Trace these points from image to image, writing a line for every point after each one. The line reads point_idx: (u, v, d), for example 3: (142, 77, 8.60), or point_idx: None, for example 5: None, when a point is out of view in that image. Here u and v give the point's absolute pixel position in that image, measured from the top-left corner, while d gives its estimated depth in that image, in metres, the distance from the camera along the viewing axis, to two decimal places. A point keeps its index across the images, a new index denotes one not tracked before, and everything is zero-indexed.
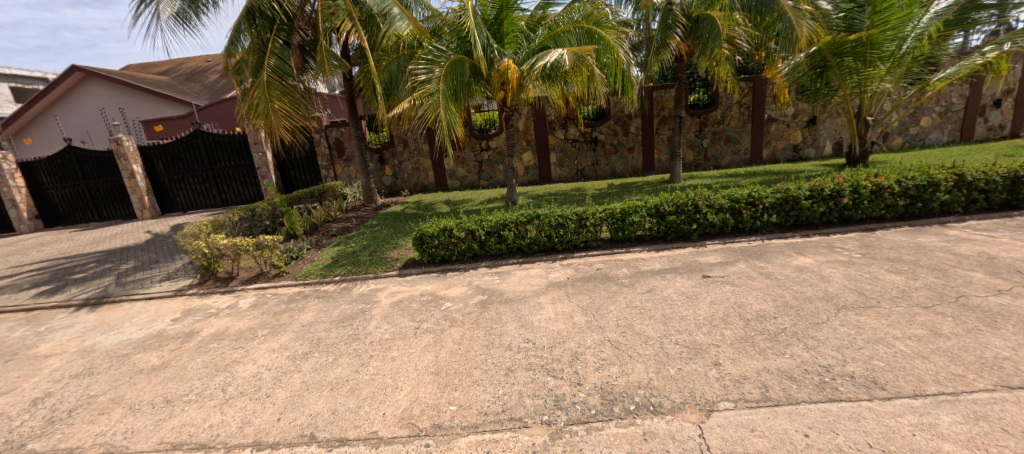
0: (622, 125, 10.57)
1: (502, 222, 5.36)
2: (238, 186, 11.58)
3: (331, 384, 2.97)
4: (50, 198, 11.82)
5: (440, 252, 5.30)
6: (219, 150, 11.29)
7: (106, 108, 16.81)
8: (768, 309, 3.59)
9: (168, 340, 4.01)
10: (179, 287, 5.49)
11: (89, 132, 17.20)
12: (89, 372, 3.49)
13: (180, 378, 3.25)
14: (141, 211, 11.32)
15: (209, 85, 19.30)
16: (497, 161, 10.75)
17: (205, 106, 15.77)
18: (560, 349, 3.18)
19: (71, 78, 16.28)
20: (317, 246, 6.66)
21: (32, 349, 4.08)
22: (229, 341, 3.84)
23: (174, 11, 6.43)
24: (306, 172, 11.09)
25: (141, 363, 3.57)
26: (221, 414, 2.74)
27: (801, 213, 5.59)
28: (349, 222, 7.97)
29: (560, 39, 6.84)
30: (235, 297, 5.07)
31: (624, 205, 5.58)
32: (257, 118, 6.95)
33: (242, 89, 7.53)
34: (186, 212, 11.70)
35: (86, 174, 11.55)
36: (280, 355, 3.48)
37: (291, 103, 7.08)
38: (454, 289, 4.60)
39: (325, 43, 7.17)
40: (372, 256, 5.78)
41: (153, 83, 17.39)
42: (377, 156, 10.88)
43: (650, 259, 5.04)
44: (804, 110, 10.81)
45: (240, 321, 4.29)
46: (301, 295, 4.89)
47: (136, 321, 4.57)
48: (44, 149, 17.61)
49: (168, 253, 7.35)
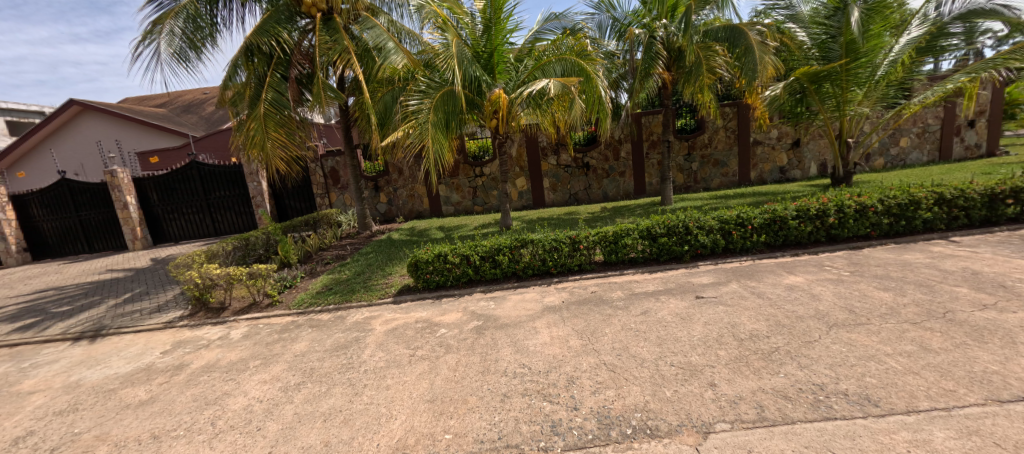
0: (612, 149, 10.84)
1: (496, 247, 5.40)
2: (233, 215, 11.57)
3: (325, 415, 2.92)
4: (41, 230, 11.73)
5: (435, 277, 5.30)
6: (214, 180, 11.33)
7: (102, 141, 16.95)
8: (761, 328, 3.62)
9: (157, 373, 3.93)
10: (169, 319, 5.39)
11: (83, 165, 17.24)
12: (74, 408, 3.39)
13: (168, 412, 3.17)
14: (132, 242, 11.20)
15: (206, 116, 19.67)
16: (492, 186, 10.92)
17: (202, 137, 16.00)
18: (556, 373, 3.17)
19: (68, 112, 16.49)
20: (311, 274, 6.62)
21: (14, 386, 3.97)
22: (220, 373, 3.78)
23: (173, 49, 6.64)
24: (301, 200, 11.14)
25: (129, 397, 3.49)
26: (210, 450, 2.67)
27: (790, 233, 5.71)
28: (344, 249, 7.96)
29: (547, 68, 7.06)
30: (227, 328, 4.99)
31: (617, 228, 5.66)
32: (253, 149, 7.05)
33: (237, 120, 7.68)
34: (179, 242, 11.62)
35: (78, 206, 11.50)
36: (272, 386, 3.42)
37: (286, 134, 7.20)
38: (450, 315, 4.57)
39: (322, 76, 7.37)
40: (366, 283, 5.77)
41: (149, 115, 17.59)
42: (372, 184, 10.99)
43: (644, 281, 5.07)
44: (787, 133, 11.20)
45: (232, 352, 4.23)
46: (294, 325, 4.82)
47: (124, 355, 4.47)
48: (36, 182, 17.54)
49: (159, 285, 7.24)
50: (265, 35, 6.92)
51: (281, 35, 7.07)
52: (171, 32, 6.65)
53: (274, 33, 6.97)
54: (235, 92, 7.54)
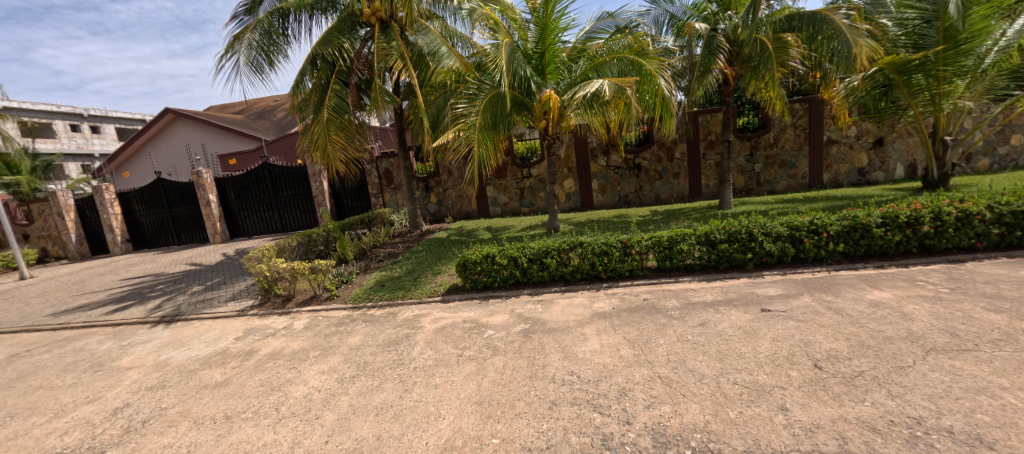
0: (666, 150, 10.37)
1: (544, 249, 5.33)
2: (297, 213, 12.45)
3: (377, 408, 3.01)
4: (141, 223, 13.35)
5: (482, 278, 5.33)
6: (282, 180, 12.26)
7: (190, 144, 18.99)
8: (841, 348, 3.24)
9: (231, 357, 4.28)
10: (242, 308, 5.87)
11: (175, 166, 19.43)
12: (162, 385, 3.78)
13: (239, 395, 3.43)
14: (213, 235, 12.43)
15: (276, 122, 21.42)
16: (539, 188, 10.85)
17: (273, 141, 17.42)
18: (606, 383, 3.04)
19: (164, 120, 18.65)
20: (365, 270, 6.93)
21: (116, 361, 4.50)
22: (284, 361, 4.03)
23: (248, 60, 7.26)
24: (357, 200, 11.74)
25: (207, 378, 3.83)
26: (275, 434, 2.85)
27: (873, 242, 5.10)
28: (396, 247, 8.28)
29: (603, 68, 6.89)
30: (290, 318, 5.35)
31: (672, 233, 5.36)
32: (316, 151, 7.53)
33: (303, 125, 8.24)
34: (252, 236, 12.72)
35: (170, 202, 12.95)
36: (329, 377, 3.60)
37: (346, 137, 7.62)
38: (496, 317, 4.57)
39: (379, 82, 7.70)
40: (417, 281, 5.93)
41: (229, 121, 19.45)
42: (423, 184, 11.34)
43: (702, 290, 4.76)
44: (868, 131, 10.09)
45: (294, 342, 4.51)
46: (350, 319, 5.06)
47: (204, 339, 4.93)
48: (137, 181, 20.01)
49: (234, 275, 7.94)
50: (329, 45, 7.37)
51: (343, 45, 7.50)
52: (248, 45, 7.29)
53: (336, 44, 7.41)
54: (302, 99, 8.10)
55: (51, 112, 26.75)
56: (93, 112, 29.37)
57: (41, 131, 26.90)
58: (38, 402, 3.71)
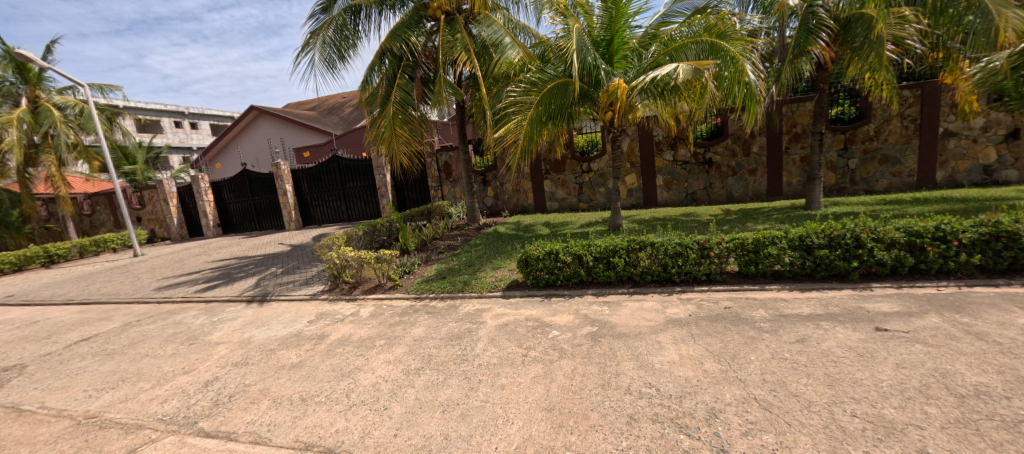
0: (742, 144, 9.48)
1: (611, 248, 5.02)
2: (362, 204, 13.04)
3: (443, 405, 2.94)
4: (229, 210, 14.77)
5: (544, 275, 5.16)
6: (349, 172, 12.91)
7: (271, 139, 20.71)
8: (993, 384, 2.64)
9: (305, 340, 4.48)
10: (314, 292, 6.19)
11: (258, 158, 21.31)
12: (245, 362, 4.02)
13: (313, 378, 3.55)
14: (289, 223, 13.43)
15: (344, 118, 22.77)
16: (600, 183, 10.44)
17: (342, 135, 18.50)
18: (692, 401, 2.71)
19: (249, 116, 20.49)
20: (426, 262, 7.01)
21: (208, 336, 4.91)
22: (353, 347, 4.14)
23: (323, 56, 7.59)
24: (418, 192, 12.03)
25: (284, 359, 4.01)
26: (346, 421, 2.87)
27: (1021, 254, 4.20)
28: (455, 240, 8.34)
29: (678, 53, 6.39)
30: (357, 305, 5.53)
31: (758, 235, 4.81)
32: (381, 144, 7.76)
33: (371, 118, 8.52)
34: (322, 225, 13.56)
35: (253, 191, 14.19)
36: (395, 367, 3.61)
37: (410, 130, 7.76)
38: (561, 317, 4.36)
39: (443, 74, 7.73)
40: (477, 275, 5.87)
41: (303, 117, 20.94)
42: (481, 178, 11.37)
43: (795, 301, 4.19)
44: (1000, 121, 8.50)
45: (362, 329, 4.62)
46: (412, 309, 5.12)
47: (281, 320, 5.23)
48: (227, 172, 22.23)
49: (307, 261, 8.46)
50: (397, 40, 7.53)
51: (410, 39, 7.62)
52: (323, 42, 7.63)
53: (404, 38, 7.53)
54: (370, 93, 8.36)
55: (160, 111, 30.58)
56: (193, 110, 33.04)
57: (153, 129, 30.97)
58: (145, 368, 4.12)
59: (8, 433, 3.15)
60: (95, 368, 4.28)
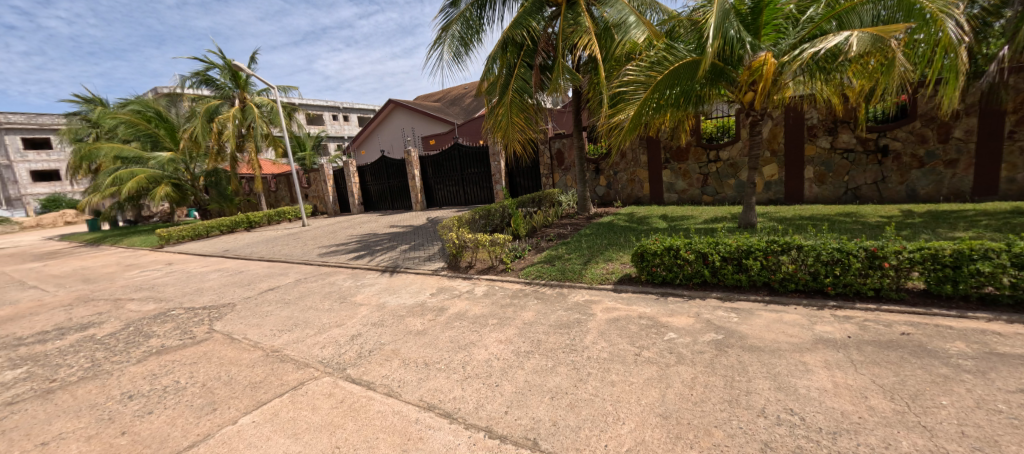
0: (938, 127, 7.37)
1: (744, 249, 4.43)
2: (478, 189, 13.89)
3: (552, 392, 2.97)
4: (370, 191, 17.19)
5: (661, 272, 4.83)
6: (468, 159, 13.84)
7: (404, 128, 23.34)
8: None
9: (428, 310, 4.99)
10: (435, 268, 6.83)
11: (393, 146, 24.27)
12: (382, 323, 4.66)
13: (435, 346, 3.92)
14: (416, 204, 15.06)
15: (465, 108, 24.43)
16: (729, 174, 9.26)
17: (463, 124, 19.87)
18: (849, 441, 2.23)
19: (388, 109, 23.33)
20: (536, 248, 7.15)
21: (354, 297, 5.82)
22: (468, 323, 4.45)
23: (452, 50, 8.16)
24: (529, 179, 12.30)
25: (411, 325, 4.53)
26: (462, 390, 3.11)
27: None
28: (564, 228, 8.33)
29: (850, 15, 5.22)
30: (472, 284, 5.94)
31: (962, 246, 3.70)
32: (498, 132, 8.08)
33: (490, 107, 8.89)
34: (443, 207, 14.88)
35: (389, 175, 16.26)
36: (507, 347, 3.77)
37: (525, 118, 7.91)
38: (678, 318, 4.02)
39: (562, 60, 7.62)
40: (587, 265, 5.77)
41: (431, 109, 23.02)
42: (594, 166, 11.09)
43: (1019, 338, 3.12)
44: None
45: (476, 306, 4.95)
46: (523, 293, 5.30)
47: (409, 290, 5.93)
48: (370, 157, 25.90)
49: (429, 240, 9.38)
50: (519, 27, 7.57)
51: (531, 25, 7.62)
52: (452, 36, 8.19)
53: (525, 25, 7.58)
54: (491, 82, 8.69)
55: (324, 107, 36.96)
56: (347, 105, 38.96)
57: (318, 122, 37.65)
58: (310, 318, 5.08)
59: (225, 354, 4.22)
60: (278, 312, 5.43)
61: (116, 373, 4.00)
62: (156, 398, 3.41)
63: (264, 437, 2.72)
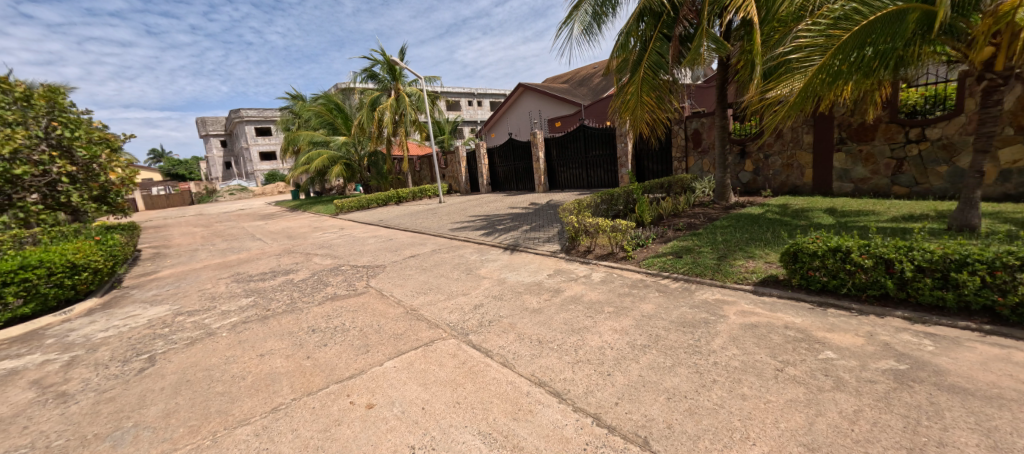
0: None
1: (956, 259, 3.34)
2: (601, 172, 13.51)
3: (668, 392, 2.77)
4: (497, 172, 18.29)
5: (821, 277, 4.02)
6: (593, 141, 13.51)
7: (531, 111, 23.97)
8: None
9: (544, 290, 5.13)
10: (553, 250, 6.95)
11: (520, 128, 25.21)
12: (501, 297, 4.98)
13: (549, 326, 4.03)
14: (538, 186, 15.47)
15: (593, 88, 23.78)
16: (939, 159, 7.05)
17: (590, 105, 19.39)
18: None
19: (517, 93, 24.19)
20: (662, 237, 6.66)
21: (479, 270, 6.33)
22: (583, 307, 4.44)
23: (582, 25, 7.91)
24: (658, 163, 11.41)
25: (528, 302, 4.73)
26: (573, 373, 3.13)
27: None
28: (696, 218, 7.54)
29: None
30: (590, 269, 5.87)
31: None
32: (625, 113, 7.64)
33: (619, 86, 8.42)
34: (564, 190, 14.95)
35: (515, 157, 16.99)
36: (621, 337, 3.64)
37: (657, 97, 7.28)
38: (841, 336, 3.29)
39: (707, 28, 6.70)
40: (722, 261, 5.14)
41: (558, 91, 23.08)
42: (740, 148, 9.68)
43: None
44: None
45: (592, 292, 4.89)
46: (642, 283, 5.03)
47: (528, 268, 6.18)
48: (498, 140, 27.44)
49: (549, 222, 9.56)
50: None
51: None
52: (584, 11, 7.92)
53: None
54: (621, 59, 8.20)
55: (460, 93, 40.25)
56: (480, 91, 41.68)
57: (455, 108, 41.27)
58: (442, 284, 5.72)
59: (377, 306, 5.07)
60: (417, 276, 6.26)
61: (305, 310, 5.19)
62: (329, 334, 4.32)
63: (402, 381, 3.21)
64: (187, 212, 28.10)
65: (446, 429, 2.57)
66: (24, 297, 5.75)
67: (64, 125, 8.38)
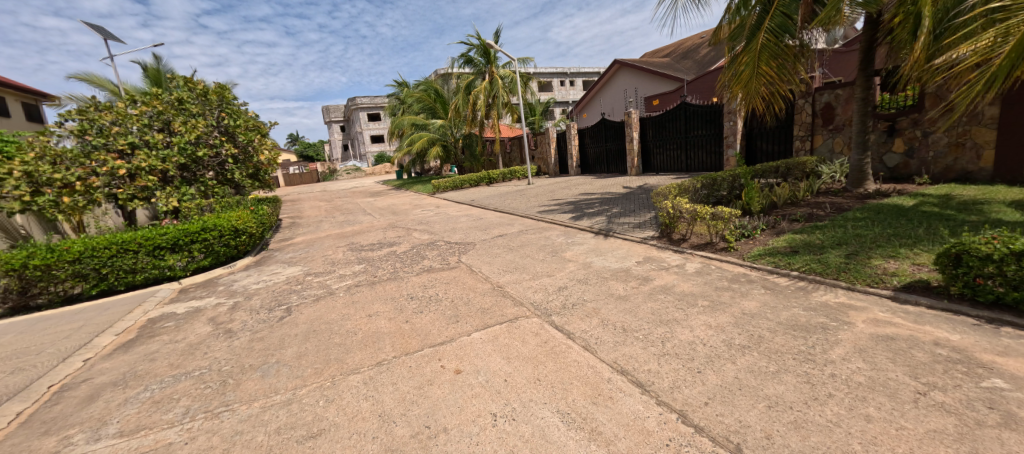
0: None
1: None
2: (703, 154, 12.35)
3: (769, 400, 2.50)
4: (587, 153, 17.89)
5: (995, 288, 3.20)
6: (696, 120, 12.36)
7: (627, 89, 22.71)
8: None
9: (632, 277, 4.95)
10: (644, 236, 6.63)
11: (614, 108, 24.14)
12: (586, 281, 4.94)
13: (635, 314, 3.89)
14: (631, 168, 14.78)
15: (700, 60, 21.54)
16: None
17: (694, 80, 17.65)
18: None
19: (612, 70, 23.05)
20: (773, 229, 5.91)
21: (564, 253, 6.34)
22: (674, 298, 4.19)
23: None
24: (774, 143, 10.01)
25: (614, 289, 4.61)
26: (658, 365, 3.00)
27: None
28: (820, 208, 6.50)
29: None
30: (684, 258, 5.48)
31: None
32: (737, 87, 6.78)
33: (731, 56, 7.48)
34: (659, 173, 14.03)
35: (607, 138, 16.36)
36: (716, 334, 3.36)
37: (779, 66, 6.30)
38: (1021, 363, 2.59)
39: None
40: (851, 259, 4.39)
41: (658, 65, 21.42)
42: (888, 125, 7.97)
43: None
44: None
45: (685, 283, 4.58)
46: (746, 278, 4.55)
47: (615, 253, 6.00)
48: (590, 120, 26.69)
49: (641, 207, 9.09)
50: None
51: None
52: None
53: None
54: (736, 25, 7.24)
55: (553, 73, 39.79)
56: (573, 70, 40.63)
57: (547, 89, 40.95)
58: (528, 264, 5.87)
59: (467, 281, 5.42)
60: (505, 255, 6.51)
61: (406, 279, 5.76)
62: (425, 302, 4.76)
63: (487, 352, 3.41)
64: (314, 188, 32.90)
65: (526, 403, 2.68)
66: (204, 252, 7.37)
67: (229, 115, 10.28)
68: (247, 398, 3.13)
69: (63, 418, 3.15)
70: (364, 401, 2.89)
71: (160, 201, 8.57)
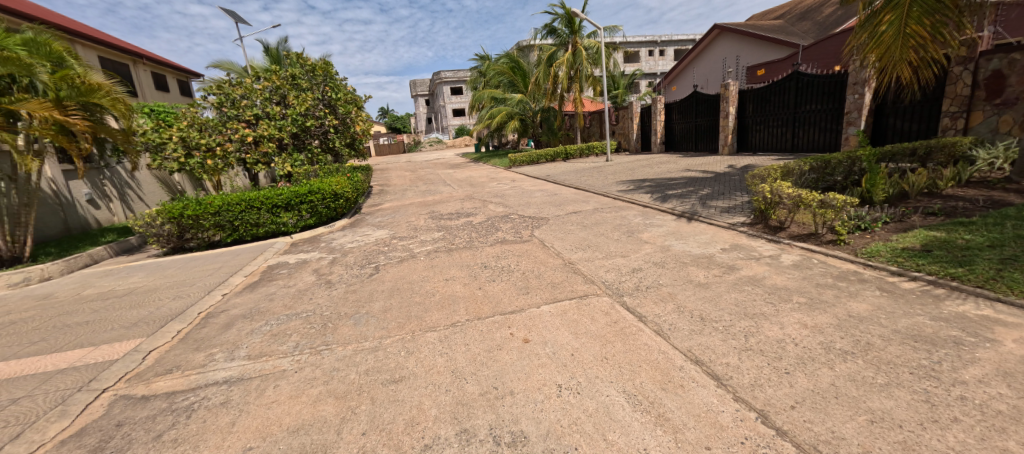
0: None
1: None
2: (815, 132, 10.81)
3: (870, 414, 2.21)
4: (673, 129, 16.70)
5: None
6: (809, 92, 10.80)
7: (726, 58, 20.43)
8: None
9: (715, 265, 4.61)
10: (734, 222, 6.09)
11: (709, 80, 21.95)
12: (664, 265, 4.71)
13: (716, 304, 3.64)
14: (723, 147, 13.55)
15: (821, 22, 18.46)
16: None
17: (811, 45, 15.23)
18: None
19: (710, 37, 20.78)
20: (900, 222, 5.04)
21: (641, 234, 6.08)
22: (763, 291, 3.83)
23: None
24: (914, 120, 8.35)
25: (693, 275, 4.34)
26: (738, 360, 2.80)
27: None
28: (968, 200, 5.37)
29: None
30: (780, 249, 4.95)
31: None
32: (873, 51, 5.68)
33: (866, 13, 6.28)
34: (757, 152, 12.69)
35: (698, 113, 15.05)
36: (812, 335, 3.02)
37: (936, 25, 5.13)
38: None
39: None
40: (1005, 265, 3.60)
41: (768, 29, 18.81)
42: None
43: None
44: None
45: (778, 276, 4.15)
46: (856, 277, 3.97)
47: (698, 238, 5.61)
48: (680, 94, 24.67)
49: (733, 189, 8.31)
50: None
51: None
52: None
53: None
54: None
55: (642, 42, 37.11)
56: (664, 38, 37.47)
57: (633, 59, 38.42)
58: (601, 243, 5.75)
59: (539, 255, 5.49)
60: (577, 232, 6.44)
61: (480, 249, 6.01)
62: (497, 272, 4.95)
63: (556, 326, 3.46)
64: (401, 158, 35.30)
65: (593, 378, 2.70)
66: (310, 213, 8.33)
67: (332, 89, 11.34)
68: (343, 341, 3.58)
69: (209, 338, 3.91)
70: (440, 357, 3.14)
71: (278, 166, 9.98)
